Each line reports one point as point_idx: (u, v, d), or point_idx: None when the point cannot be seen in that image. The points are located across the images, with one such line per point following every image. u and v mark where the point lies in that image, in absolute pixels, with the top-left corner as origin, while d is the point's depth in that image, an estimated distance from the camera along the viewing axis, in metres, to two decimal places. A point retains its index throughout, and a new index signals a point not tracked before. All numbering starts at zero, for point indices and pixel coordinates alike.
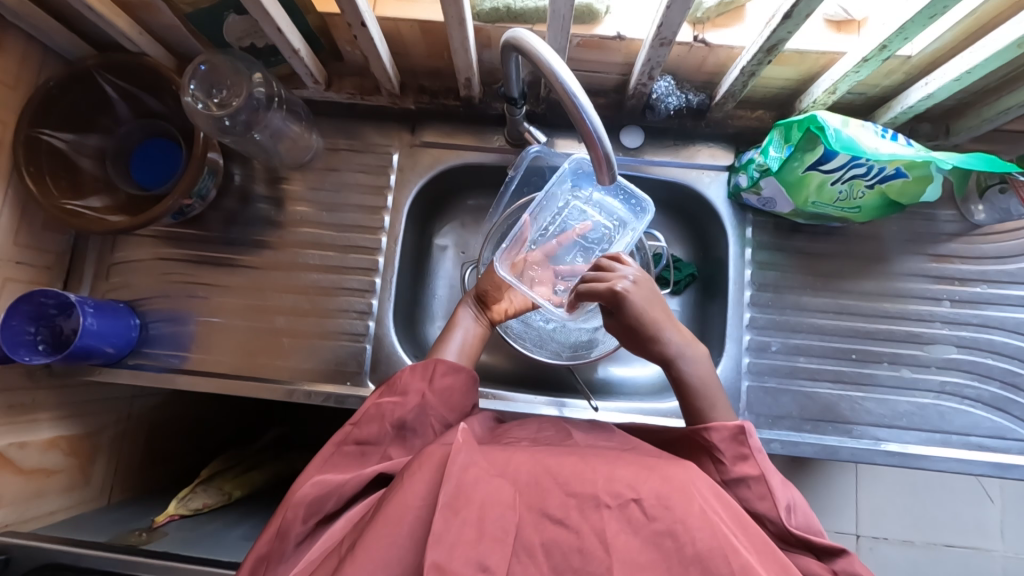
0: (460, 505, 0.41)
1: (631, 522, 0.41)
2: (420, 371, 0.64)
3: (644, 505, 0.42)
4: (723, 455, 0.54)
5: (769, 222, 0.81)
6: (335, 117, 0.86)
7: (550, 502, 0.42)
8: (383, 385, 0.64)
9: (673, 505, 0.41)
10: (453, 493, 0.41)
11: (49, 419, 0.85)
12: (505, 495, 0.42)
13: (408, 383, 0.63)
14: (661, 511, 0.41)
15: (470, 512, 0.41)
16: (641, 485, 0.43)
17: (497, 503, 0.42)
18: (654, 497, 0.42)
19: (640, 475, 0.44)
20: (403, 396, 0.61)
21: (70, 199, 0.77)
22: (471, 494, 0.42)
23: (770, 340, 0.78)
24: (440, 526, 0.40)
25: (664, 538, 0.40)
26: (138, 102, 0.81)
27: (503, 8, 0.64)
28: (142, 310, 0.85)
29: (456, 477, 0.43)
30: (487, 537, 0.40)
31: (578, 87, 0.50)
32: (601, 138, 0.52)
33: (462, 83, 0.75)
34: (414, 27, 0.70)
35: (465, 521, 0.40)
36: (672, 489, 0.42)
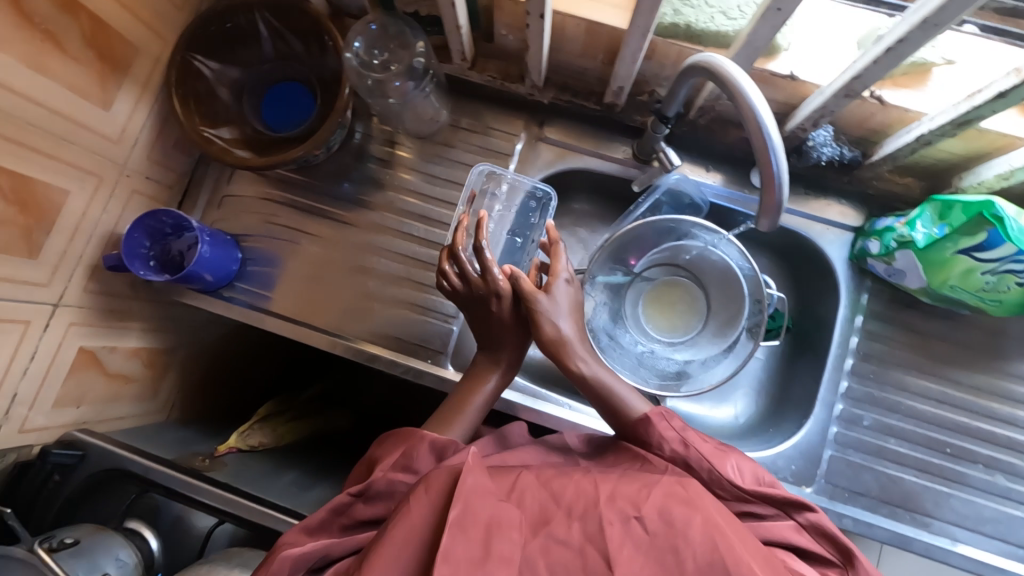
0: (467, 524, 0.43)
1: (633, 539, 0.44)
2: (435, 449, 0.61)
3: (645, 521, 0.45)
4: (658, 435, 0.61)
5: (885, 293, 0.78)
6: (467, 95, 0.85)
7: (556, 527, 0.45)
8: (391, 456, 0.61)
9: (676, 522, 0.44)
10: (463, 511, 0.44)
11: (138, 329, 0.87)
12: (512, 518, 0.45)
13: (421, 460, 0.60)
14: (663, 528, 0.44)
15: (477, 531, 0.43)
16: (643, 503, 0.46)
17: (505, 525, 0.45)
18: (655, 513, 0.45)
19: (641, 492, 0.48)
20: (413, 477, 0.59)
21: (205, 126, 0.78)
22: (478, 508, 0.45)
23: (863, 414, 0.76)
24: (449, 542, 0.42)
25: (666, 553, 0.43)
26: (284, 45, 0.82)
27: (682, 25, 0.62)
28: (243, 245, 0.86)
29: (469, 497, 0.45)
30: (495, 557, 0.42)
31: (773, 124, 0.48)
32: (781, 185, 0.50)
33: (612, 90, 0.73)
34: (580, 26, 0.68)
35: (471, 540, 0.43)
36: (672, 503, 0.46)
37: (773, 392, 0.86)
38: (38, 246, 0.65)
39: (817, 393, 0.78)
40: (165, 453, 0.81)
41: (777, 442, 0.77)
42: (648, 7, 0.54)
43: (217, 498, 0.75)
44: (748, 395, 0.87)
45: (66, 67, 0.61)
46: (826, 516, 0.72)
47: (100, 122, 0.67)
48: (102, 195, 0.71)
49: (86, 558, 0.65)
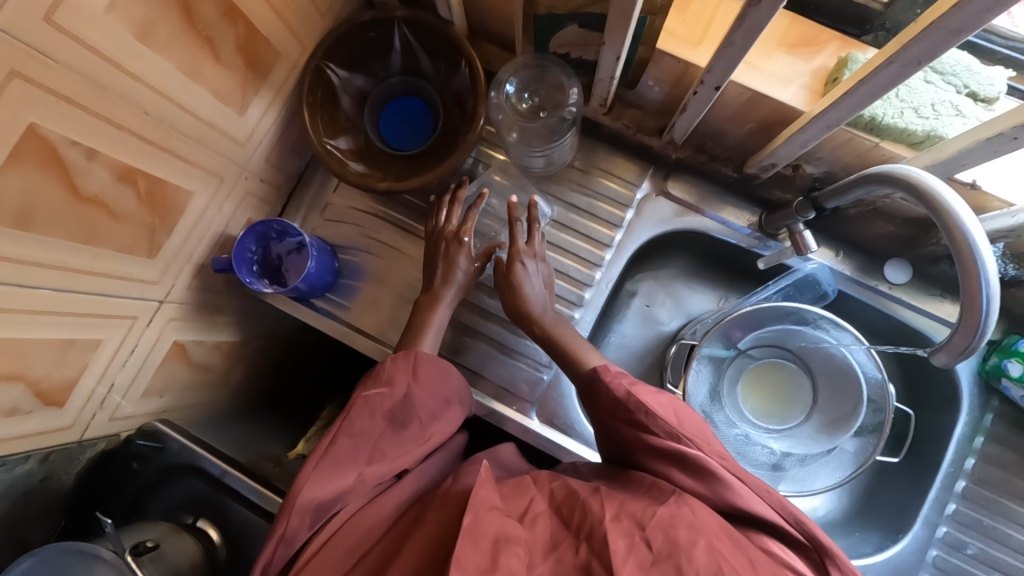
0: (476, 534, 0.48)
1: (641, 557, 0.46)
2: (404, 363, 0.64)
3: (649, 538, 0.48)
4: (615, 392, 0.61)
5: (1011, 415, 0.73)
6: (590, 136, 0.81)
7: (565, 551, 0.49)
8: (367, 375, 0.65)
9: (679, 541, 0.47)
10: (474, 520, 0.49)
11: (224, 323, 0.86)
12: (521, 536, 0.50)
13: (393, 374, 0.63)
14: (670, 546, 0.46)
15: (485, 542, 0.48)
16: (648, 523, 0.49)
17: (512, 541, 0.49)
18: (661, 533, 0.48)
19: (647, 512, 0.50)
20: (389, 387, 0.62)
21: (327, 135, 0.76)
22: (488, 523, 0.49)
23: (968, 542, 0.71)
24: (463, 550, 0.46)
25: (670, 573, 0.45)
26: (414, 60, 0.79)
27: (866, 117, 0.57)
28: (340, 256, 0.85)
29: (478, 511, 0.50)
30: (503, 569, 0.46)
31: (990, 256, 0.44)
32: (981, 331, 0.46)
33: (762, 164, 0.70)
34: (743, 95, 0.64)
35: (482, 550, 0.47)
36: (679, 524, 0.48)
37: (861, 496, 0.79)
38: (158, 246, 0.64)
39: (920, 510, 0.73)
40: (239, 454, 0.80)
41: (867, 553, 0.73)
42: (849, 104, 0.49)
43: None
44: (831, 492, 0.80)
45: (214, 72, 0.60)
46: None
47: (233, 126, 0.65)
48: (221, 197, 0.70)
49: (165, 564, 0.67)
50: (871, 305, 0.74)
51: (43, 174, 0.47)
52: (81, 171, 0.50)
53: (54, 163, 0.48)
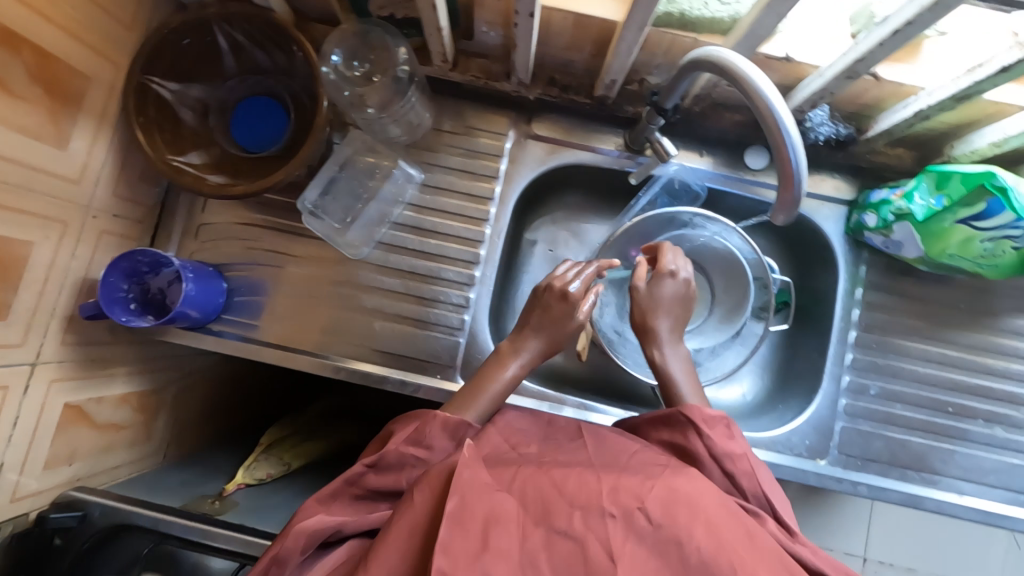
0: (465, 519, 0.47)
1: (636, 531, 0.47)
2: (450, 426, 0.61)
3: (647, 513, 0.48)
4: (715, 426, 0.61)
5: (882, 263, 0.80)
6: (448, 96, 0.81)
7: (558, 519, 0.48)
8: (413, 421, 0.62)
9: (678, 518, 0.47)
10: (459, 506, 0.47)
11: (124, 375, 0.81)
12: (511, 512, 0.49)
13: (434, 437, 0.60)
14: (666, 519, 0.47)
15: (474, 526, 0.47)
16: (645, 495, 0.49)
17: (502, 518, 0.48)
18: (656, 506, 0.48)
19: (644, 486, 0.50)
20: (428, 452, 0.60)
21: (173, 154, 0.72)
22: (477, 504, 0.48)
23: (869, 384, 0.78)
24: (452, 538, 0.45)
25: (669, 546, 0.46)
26: (248, 57, 0.76)
27: (676, 14, 0.60)
28: (227, 275, 0.82)
29: (466, 493, 0.48)
30: (493, 548, 0.45)
31: (790, 119, 0.47)
32: (799, 181, 0.50)
33: (604, 83, 0.70)
34: (568, 19, 0.65)
35: (471, 533, 0.46)
36: (676, 501, 0.49)
37: (779, 370, 0.87)
38: (6, 306, 0.59)
39: (823, 367, 0.79)
40: (173, 501, 0.77)
41: (789, 419, 0.79)
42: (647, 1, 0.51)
43: (238, 542, 0.71)
44: (753, 372, 0.88)
45: (11, 108, 0.55)
46: (842, 485, 0.75)
47: (58, 163, 0.61)
48: (70, 241, 0.65)
49: None
50: (739, 194, 0.79)
51: None
52: None
53: None
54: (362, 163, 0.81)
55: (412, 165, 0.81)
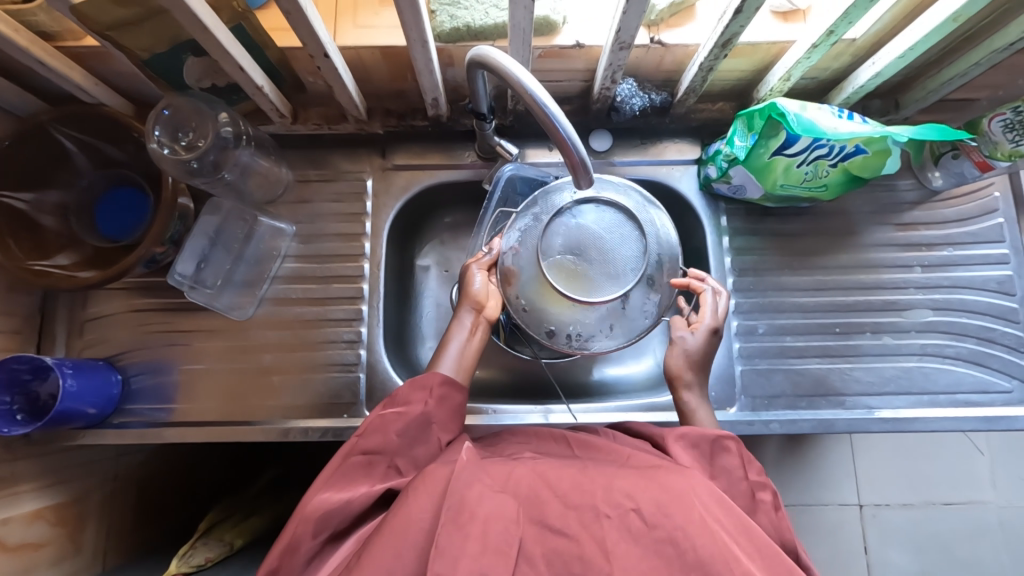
0: (463, 520, 0.42)
1: (630, 531, 0.41)
2: (420, 384, 0.62)
3: (643, 514, 0.42)
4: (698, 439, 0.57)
5: (740, 209, 0.84)
6: (303, 149, 0.85)
7: (549, 513, 0.43)
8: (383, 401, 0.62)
9: (672, 514, 0.41)
10: (457, 508, 0.42)
11: (31, 490, 0.81)
12: (508, 510, 0.43)
13: (409, 396, 0.61)
14: (662, 518, 0.41)
15: (474, 527, 0.41)
16: (639, 493, 0.43)
17: (501, 518, 0.42)
18: (652, 505, 0.42)
19: (638, 484, 0.44)
20: (406, 406, 0.60)
21: (36, 259, 0.74)
22: (473, 510, 0.42)
23: (756, 323, 0.80)
24: (444, 540, 0.40)
25: (665, 545, 0.40)
26: (98, 152, 0.79)
27: (462, 27, 0.65)
28: (121, 365, 0.82)
29: (462, 500, 0.43)
30: (491, 550, 0.41)
31: (546, 96, 0.50)
32: (575, 144, 0.51)
33: (429, 103, 0.76)
34: (376, 53, 0.70)
35: (470, 537, 0.41)
36: (670, 497, 0.43)
37: None
38: None
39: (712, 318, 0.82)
40: None
41: None
42: (412, 21, 0.56)
43: None
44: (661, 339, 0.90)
45: None
46: (754, 427, 0.75)
47: None
48: None
49: None
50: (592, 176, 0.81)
51: None
52: None
53: None
54: (230, 231, 0.82)
55: (279, 220, 0.84)
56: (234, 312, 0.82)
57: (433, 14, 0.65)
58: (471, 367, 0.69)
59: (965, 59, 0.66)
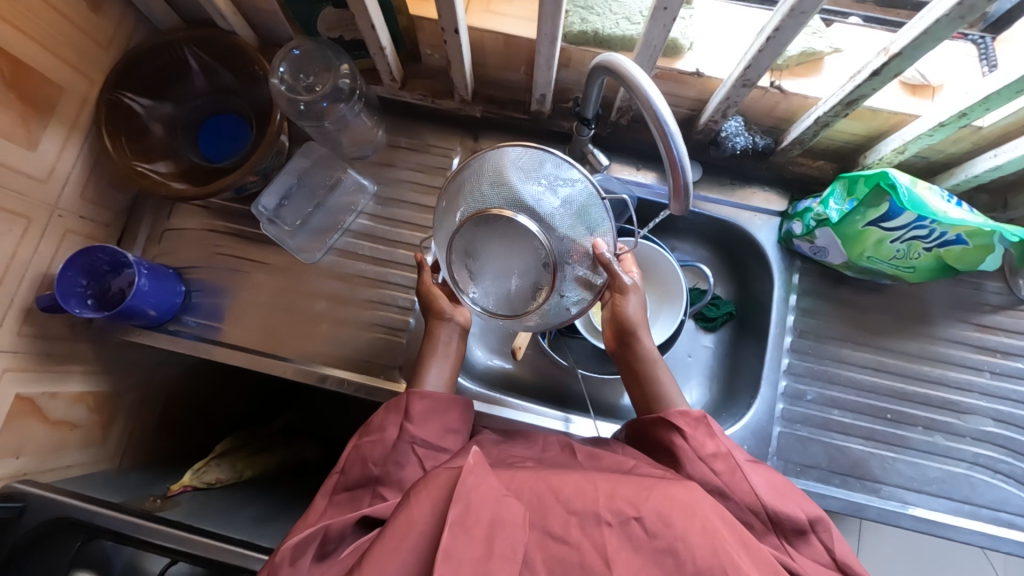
0: (469, 522, 0.39)
1: (632, 541, 0.40)
2: (393, 410, 0.65)
3: (645, 522, 0.41)
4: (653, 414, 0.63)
5: (814, 271, 0.82)
6: (402, 116, 0.88)
7: (551, 520, 0.42)
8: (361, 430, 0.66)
9: (673, 523, 0.40)
10: (462, 511, 0.40)
11: (80, 374, 0.85)
12: (516, 514, 0.41)
13: (384, 421, 0.64)
14: (663, 527, 0.41)
15: (479, 529, 0.39)
16: (642, 503, 0.42)
17: (508, 522, 0.40)
18: (655, 514, 0.42)
19: (640, 492, 0.44)
20: (381, 433, 0.63)
21: (139, 161, 0.78)
22: (481, 507, 0.40)
23: (806, 389, 0.78)
24: (451, 541, 0.38)
25: (665, 556, 0.39)
26: (215, 77, 0.83)
27: (590, 32, 0.66)
28: (187, 278, 0.86)
29: (470, 496, 0.41)
30: (496, 555, 0.39)
31: (669, 113, 0.50)
32: (684, 168, 0.52)
33: (535, 98, 0.77)
34: (499, 40, 0.72)
35: (475, 538, 0.39)
36: (674, 506, 0.42)
37: (724, 377, 0.87)
38: None
39: (760, 372, 0.80)
40: (114, 496, 0.79)
41: (728, 424, 0.79)
42: (550, 15, 0.57)
43: (170, 538, 0.73)
44: (701, 382, 0.88)
45: None
46: None
47: (28, 163, 0.67)
48: (32, 235, 0.70)
49: None
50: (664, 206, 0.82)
51: None
52: None
53: None
54: (317, 175, 0.86)
55: (364, 176, 0.87)
56: (301, 255, 0.85)
57: (566, 14, 0.66)
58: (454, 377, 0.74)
59: None
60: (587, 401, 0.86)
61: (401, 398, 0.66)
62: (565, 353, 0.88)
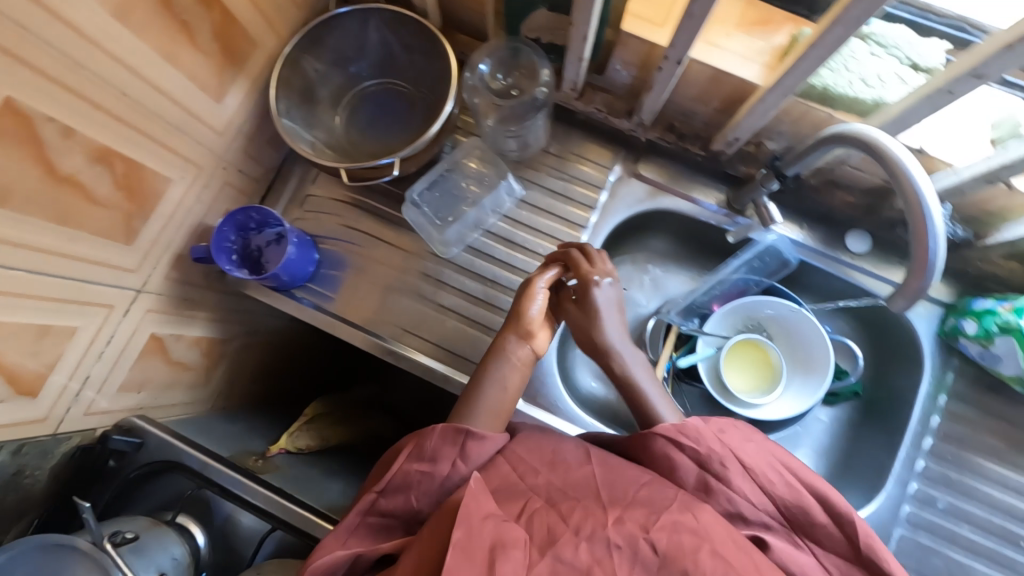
0: (471, 551, 0.46)
1: (641, 560, 0.48)
2: (451, 438, 0.58)
3: (652, 543, 0.49)
4: (701, 438, 0.58)
5: (971, 374, 0.77)
6: (562, 124, 0.84)
7: (564, 551, 0.48)
8: (410, 441, 0.59)
9: (683, 546, 0.49)
10: (466, 534, 0.47)
11: (205, 318, 0.86)
12: (516, 535, 0.49)
13: (438, 449, 0.57)
14: (671, 552, 0.48)
15: (480, 556, 0.46)
16: (651, 527, 0.50)
17: (507, 545, 0.48)
18: (665, 539, 0.49)
19: (647, 515, 0.51)
20: (432, 467, 0.56)
21: (298, 125, 0.74)
22: (482, 532, 0.48)
23: (937, 496, 0.74)
24: (453, 563, 0.45)
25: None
26: (387, 53, 0.77)
27: (818, 87, 0.61)
28: (320, 247, 0.84)
29: (472, 521, 0.48)
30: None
31: (937, 211, 0.48)
32: (931, 272, 0.50)
33: (725, 139, 0.73)
34: (706, 72, 0.67)
35: (476, 564, 0.46)
36: (686, 533, 0.49)
37: (839, 461, 0.82)
38: (134, 232, 0.64)
39: (890, 467, 0.76)
40: (222, 448, 0.80)
41: None
42: (798, 71, 0.53)
43: (271, 502, 0.73)
44: (808, 456, 0.83)
45: (192, 60, 0.61)
46: None
47: (210, 115, 0.66)
48: (198, 184, 0.70)
49: (144, 555, 0.66)
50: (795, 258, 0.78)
51: (18, 146, 0.47)
52: (56, 149, 0.50)
53: (31, 141, 0.48)
54: (469, 173, 0.84)
55: (515, 179, 0.83)
56: (435, 248, 0.82)
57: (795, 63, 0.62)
58: (498, 412, 0.65)
59: None
60: None
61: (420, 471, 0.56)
62: (679, 399, 0.84)
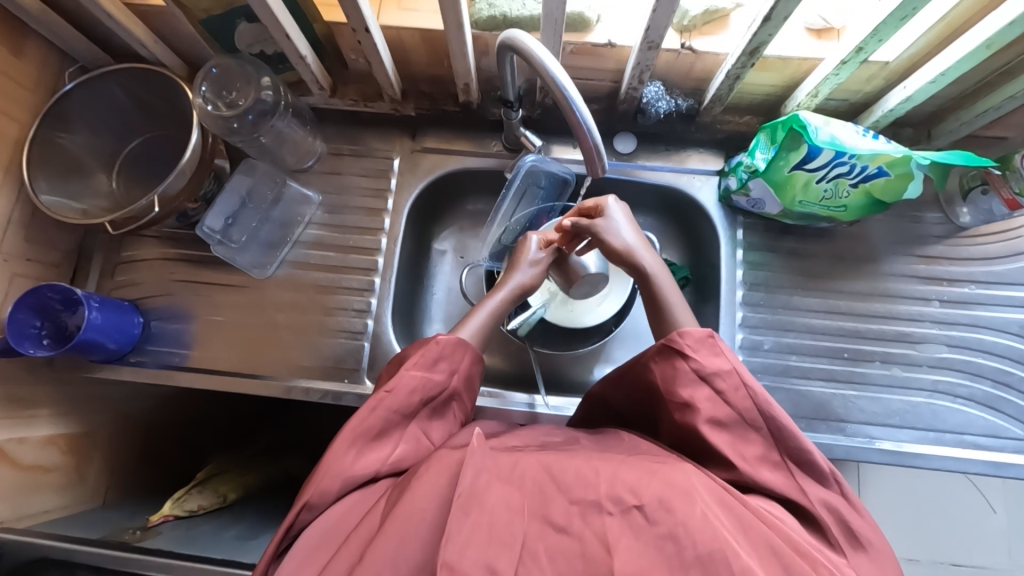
0: (471, 506, 0.40)
1: (632, 527, 0.40)
2: (455, 352, 0.59)
3: (645, 510, 0.40)
4: (697, 356, 0.55)
5: (759, 225, 0.84)
6: (339, 125, 0.89)
7: (554, 509, 0.41)
8: (421, 347, 0.59)
9: (675, 509, 0.40)
10: (468, 495, 0.41)
11: (48, 416, 0.84)
12: (512, 500, 0.41)
13: (444, 359, 0.58)
14: (663, 513, 0.40)
15: (482, 515, 0.40)
16: (643, 489, 0.41)
17: (504, 507, 0.41)
18: (655, 500, 0.40)
19: (644, 477, 0.42)
20: (439, 376, 0.57)
21: (67, 199, 0.77)
22: (486, 498, 0.41)
23: (762, 339, 0.80)
24: (453, 525, 0.39)
25: (665, 541, 0.39)
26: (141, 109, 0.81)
27: (499, 16, 0.70)
28: (144, 308, 0.85)
29: (472, 481, 0.42)
30: (494, 539, 0.39)
31: (570, 83, 0.53)
32: (591, 130, 0.55)
33: (460, 88, 0.80)
34: (416, 35, 0.75)
35: (474, 521, 0.39)
36: (672, 492, 0.41)
37: None
38: None
39: (718, 328, 0.81)
40: (92, 533, 0.77)
41: None
42: (451, 3, 0.61)
43: (152, 566, 0.71)
44: None
45: None
46: None
47: None
48: None
49: None
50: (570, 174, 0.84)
51: None
52: None
53: None
54: (260, 190, 0.86)
55: (308, 187, 0.87)
56: (252, 270, 0.85)
57: (474, 3, 0.71)
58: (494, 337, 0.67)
59: (1014, 83, 0.64)
60: (540, 379, 0.83)
61: (410, 423, 0.55)
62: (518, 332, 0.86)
